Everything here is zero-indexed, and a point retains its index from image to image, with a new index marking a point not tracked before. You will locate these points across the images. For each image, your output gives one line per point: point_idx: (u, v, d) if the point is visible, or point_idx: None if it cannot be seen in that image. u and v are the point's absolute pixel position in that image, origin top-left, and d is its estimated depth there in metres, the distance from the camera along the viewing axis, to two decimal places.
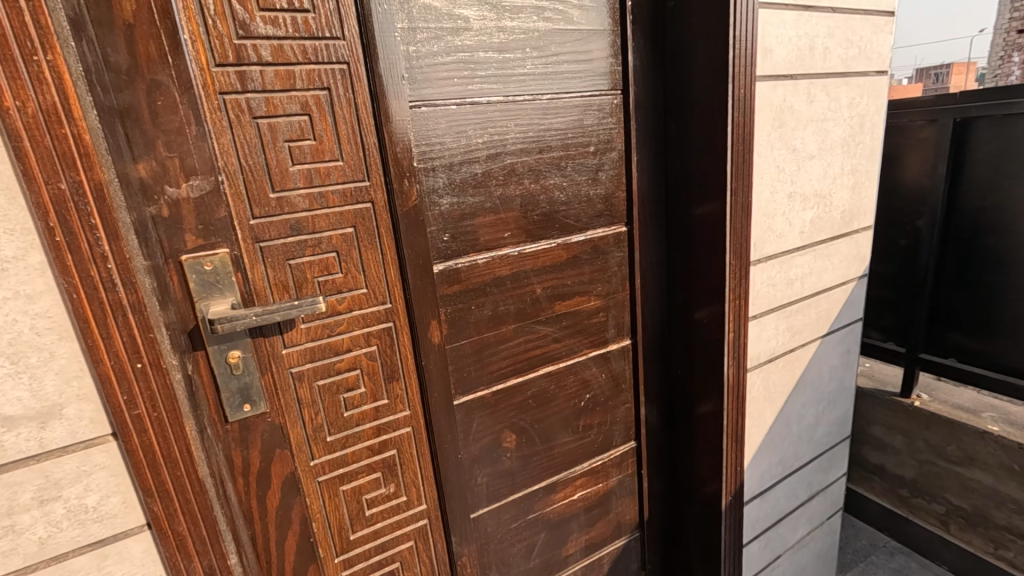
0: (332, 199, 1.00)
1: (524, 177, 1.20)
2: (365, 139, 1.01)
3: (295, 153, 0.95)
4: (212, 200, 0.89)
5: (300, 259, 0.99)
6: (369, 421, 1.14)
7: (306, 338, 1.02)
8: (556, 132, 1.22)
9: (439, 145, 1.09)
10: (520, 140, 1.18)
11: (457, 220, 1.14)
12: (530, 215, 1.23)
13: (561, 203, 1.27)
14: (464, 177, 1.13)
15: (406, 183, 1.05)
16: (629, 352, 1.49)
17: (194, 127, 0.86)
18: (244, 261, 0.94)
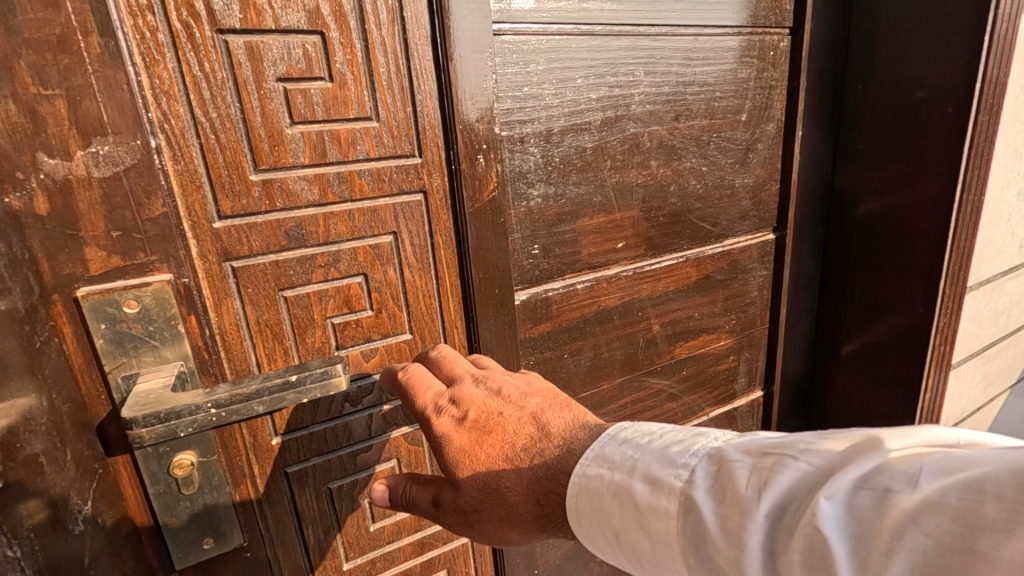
0: (359, 187, 0.58)
1: (651, 157, 0.78)
2: (417, 81, 0.59)
3: (296, 104, 0.53)
4: (138, 183, 0.47)
5: (303, 288, 0.58)
6: (408, 534, 0.73)
7: (311, 417, 0.62)
8: (700, 88, 0.79)
9: (533, 100, 0.66)
10: (650, 97, 0.75)
11: (552, 222, 0.72)
12: (656, 214, 0.81)
13: (697, 198, 0.84)
14: (568, 155, 0.71)
15: (481, 161, 0.63)
16: (760, 407, 1.07)
17: (97, 36, 0.43)
18: (202, 294, 0.53)
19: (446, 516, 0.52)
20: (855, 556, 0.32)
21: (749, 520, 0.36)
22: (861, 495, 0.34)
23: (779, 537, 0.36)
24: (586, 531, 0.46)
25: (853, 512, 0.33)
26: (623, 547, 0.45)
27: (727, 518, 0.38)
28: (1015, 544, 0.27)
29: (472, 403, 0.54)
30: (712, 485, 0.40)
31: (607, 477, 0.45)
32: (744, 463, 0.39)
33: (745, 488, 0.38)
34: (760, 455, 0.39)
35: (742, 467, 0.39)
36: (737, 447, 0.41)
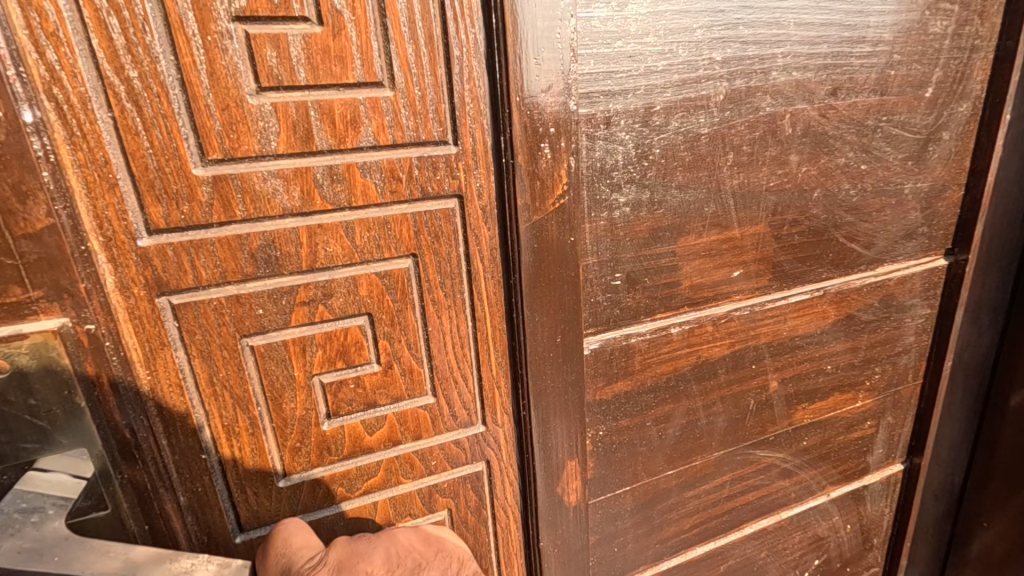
0: (363, 189, 0.39)
1: (792, 149, 0.54)
2: (459, 26, 0.38)
3: (264, 56, 0.34)
4: (5, 179, 0.31)
5: (278, 335, 0.40)
6: None
7: (291, 512, 0.44)
8: (872, 48, 0.54)
9: (628, 61, 0.44)
10: (800, 59, 0.51)
11: (643, 242, 0.50)
12: (789, 231, 0.57)
13: (850, 207, 0.59)
14: (673, 145, 0.48)
15: (547, 152, 0.42)
16: (898, 485, 0.81)
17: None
18: (121, 343, 0.35)
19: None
20: None
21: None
22: None
23: None
24: None
25: None
26: None
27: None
28: None
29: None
30: None
31: None
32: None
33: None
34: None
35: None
36: None
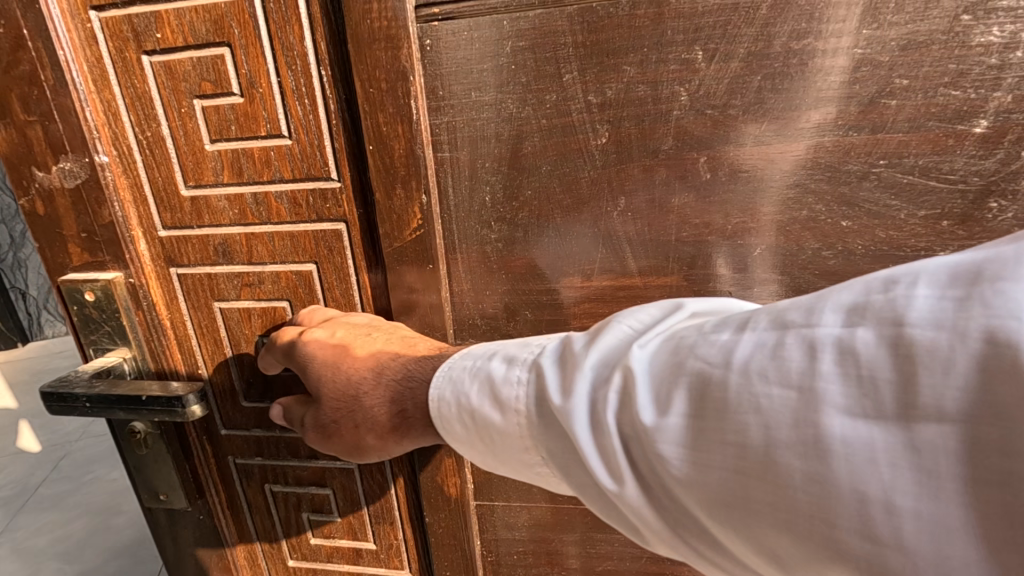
0: (277, 210, 0.54)
1: (712, 197, 0.47)
2: (330, 90, 0.48)
3: (211, 120, 0.52)
4: (93, 195, 0.54)
5: (233, 303, 0.59)
6: (348, 563, 0.70)
7: (253, 424, 0.64)
8: (846, 76, 0.41)
9: (488, 109, 0.47)
10: (713, 97, 0.44)
11: (519, 275, 0.52)
12: (713, 287, 0.50)
13: (823, 270, 0.47)
14: (546, 187, 0.49)
15: (400, 191, 0.49)
16: None
17: (48, 70, 0.50)
18: (149, 293, 0.58)
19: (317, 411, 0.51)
20: (666, 396, 0.33)
21: (581, 372, 0.36)
22: (667, 345, 0.35)
23: (605, 386, 0.35)
24: (447, 420, 0.43)
25: (662, 357, 0.34)
26: (478, 429, 0.41)
27: (565, 378, 0.37)
28: (828, 362, 0.27)
29: (340, 327, 0.51)
30: (557, 356, 0.40)
31: (476, 365, 0.42)
32: (583, 337, 0.39)
33: (579, 351, 0.38)
34: (597, 329, 0.39)
35: (578, 340, 0.39)
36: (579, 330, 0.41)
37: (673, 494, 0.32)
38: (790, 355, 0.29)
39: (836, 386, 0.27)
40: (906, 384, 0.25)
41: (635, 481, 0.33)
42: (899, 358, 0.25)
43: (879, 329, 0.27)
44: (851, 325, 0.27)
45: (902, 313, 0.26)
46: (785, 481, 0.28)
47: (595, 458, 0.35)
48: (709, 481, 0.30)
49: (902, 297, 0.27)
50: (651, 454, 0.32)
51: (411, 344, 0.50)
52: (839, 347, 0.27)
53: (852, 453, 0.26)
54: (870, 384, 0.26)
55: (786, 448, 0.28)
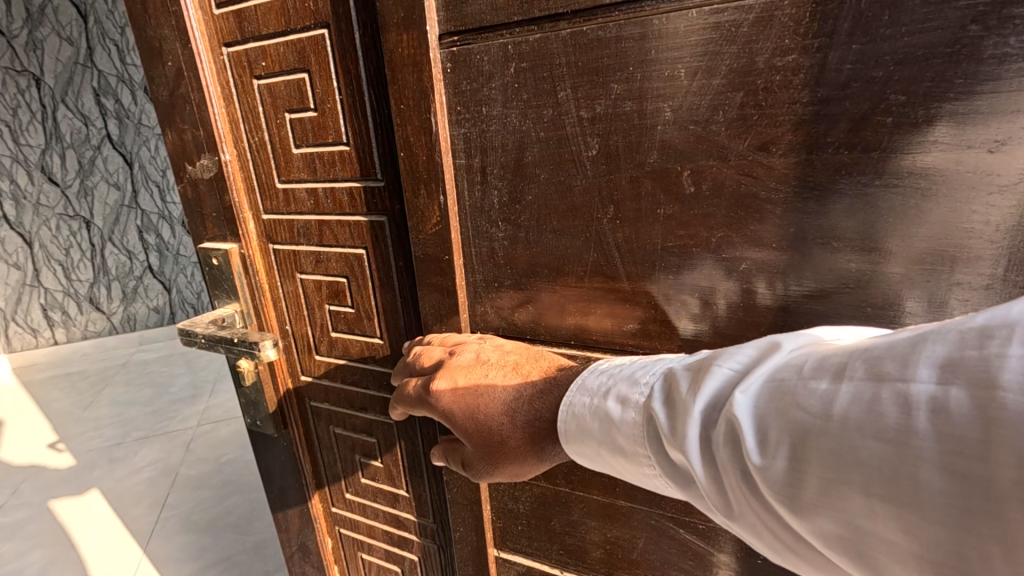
0: (340, 202, 0.66)
1: (697, 209, 0.48)
2: (375, 106, 0.58)
3: (297, 130, 0.65)
4: (220, 184, 0.71)
5: (310, 275, 0.73)
6: (389, 505, 0.82)
7: (323, 374, 0.79)
8: (832, 94, 0.40)
9: (495, 123, 0.53)
10: (694, 115, 0.45)
11: (521, 271, 0.58)
12: (696, 299, 0.50)
13: (811, 292, 0.46)
14: (544, 194, 0.54)
15: (424, 192, 0.57)
16: None
17: (193, 91, 0.67)
18: (253, 261, 0.75)
19: (473, 454, 0.53)
20: (768, 443, 0.32)
21: (685, 416, 0.36)
22: (766, 388, 0.33)
23: (711, 432, 0.35)
24: (577, 449, 0.46)
25: (762, 401, 0.33)
26: (608, 459, 0.44)
27: (673, 419, 0.38)
28: (924, 422, 0.25)
29: (456, 372, 0.53)
30: (662, 396, 0.40)
31: (588, 403, 0.44)
32: (685, 375, 0.39)
33: (682, 394, 0.38)
34: (697, 366, 0.39)
35: (681, 378, 0.39)
36: (682, 364, 0.41)
37: (794, 536, 0.31)
38: (886, 410, 0.27)
39: (930, 443, 0.25)
40: (996, 447, 0.23)
41: (754, 520, 0.33)
42: (993, 423, 0.23)
43: (974, 387, 0.24)
44: (950, 385, 0.25)
45: (996, 373, 0.23)
46: (890, 536, 0.26)
47: (713, 495, 0.35)
48: (824, 530, 0.29)
49: (1000, 353, 0.24)
50: (765, 497, 0.32)
51: (524, 376, 0.52)
52: (933, 405, 0.25)
53: (953, 516, 0.24)
54: (964, 447, 0.24)
55: (893, 507, 0.26)
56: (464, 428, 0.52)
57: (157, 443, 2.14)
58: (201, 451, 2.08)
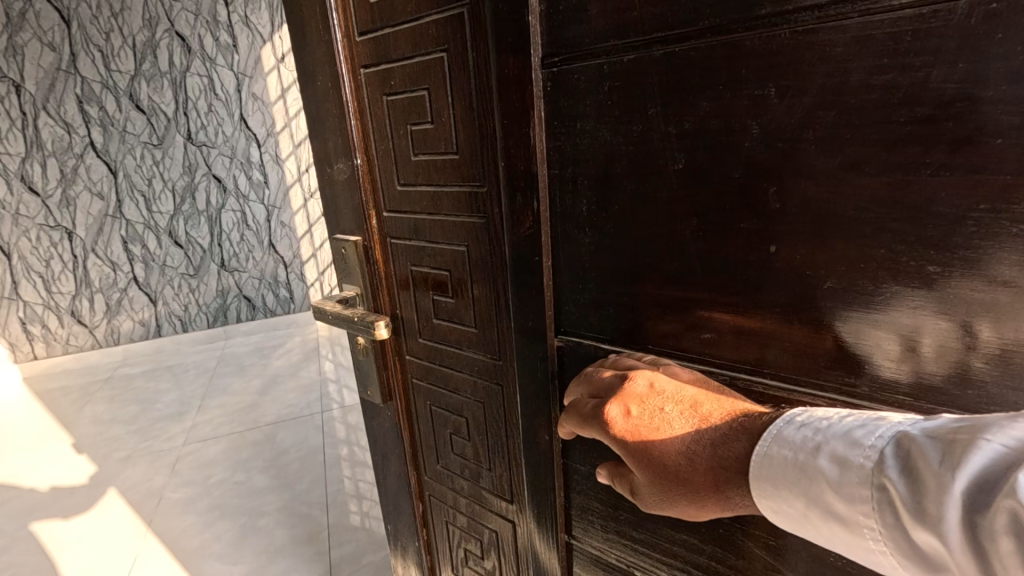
0: (449, 205, 0.75)
1: (778, 223, 0.48)
2: (481, 121, 0.66)
3: (416, 140, 0.76)
4: (353, 185, 0.84)
5: (419, 266, 0.84)
6: (473, 477, 0.91)
7: (424, 354, 0.90)
8: (929, 113, 0.39)
9: (587, 137, 0.58)
10: (780, 132, 0.46)
11: (604, 274, 0.62)
12: (775, 314, 0.50)
13: (905, 317, 0.44)
14: (629, 203, 0.57)
15: (521, 198, 0.64)
16: None
17: (334, 109, 0.81)
18: (374, 252, 0.87)
19: (644, 487, 0.51)
20: None
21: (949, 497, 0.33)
22: None
23: (988, 520, 0.31)
24: (771, 504, 0.43)
25: None
26: (815, 520, 0.41)
27: (925, 496, 0.34)
28: None
29: (630, 401, 0.51)
30: (900, 466, 0.36)
31: (796, 461, 0.41)
32: (934, 445, 0.35)
33: (934, 469, 0.34)
34: (950, 436, 0.34)
35: (929, 449, 0.35)
36: (921, 429, 0.36)
37: None
38: None
39: None
40: None
41: None
42: None
43: None
44: None
45: None
46: None
47: None
48: None
49: None
50: None
51: (703, 417, 0.48)
52: None
53: None
54: None
55: None
56: (638, 460, 0.50)
57: (144, 458, 2.70)
58: (193, 475, 2.54)
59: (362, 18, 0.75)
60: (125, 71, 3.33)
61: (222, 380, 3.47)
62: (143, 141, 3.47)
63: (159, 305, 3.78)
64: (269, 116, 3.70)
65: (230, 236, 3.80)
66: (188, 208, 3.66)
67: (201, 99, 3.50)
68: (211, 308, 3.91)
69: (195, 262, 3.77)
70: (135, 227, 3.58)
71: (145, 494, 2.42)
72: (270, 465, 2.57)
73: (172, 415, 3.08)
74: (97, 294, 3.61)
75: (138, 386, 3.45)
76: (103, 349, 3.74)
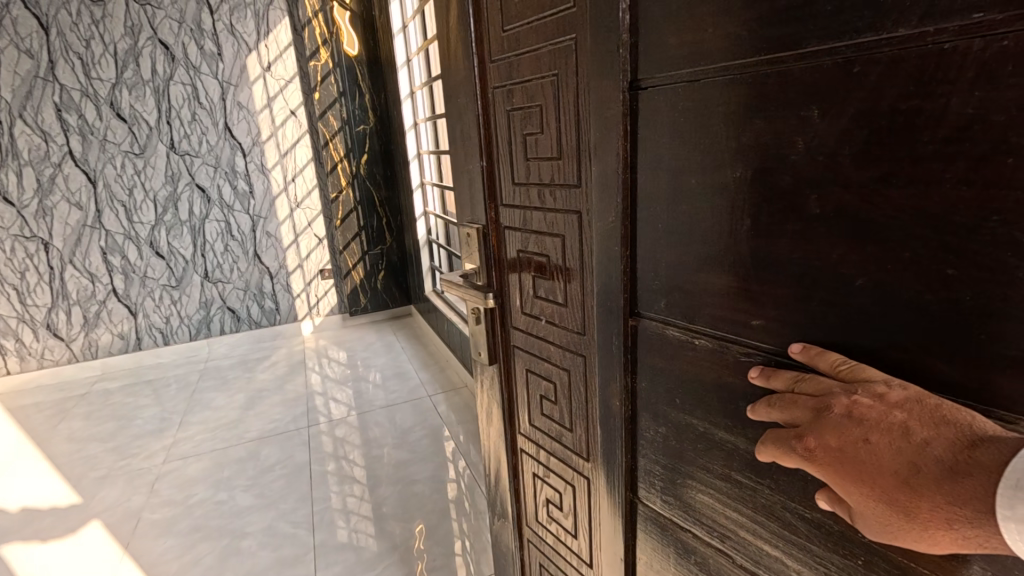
0: (551, 199, 0.87)
1: (819, 224, 0.54)
2: (578, 131, 0.78)
3: (529, 145, 0.89)
4: (480, 182, 1.02)
5: (527, 251, 0.97)
6: (558, 438, 1.02)
7: (525, 327, 1.03)
8: (946, 135, 0.43)
9: (662, 149, 0.67)
10: (821, 147, 0.52)
11: (670, 267, 0.70)
12: (823, 310, 0.55)
13: (937, 322, 0.46)
14: (694, 205, 0.65)
15: (610, 196, 0.74)
16: None
17: (467, 120, 1.01)
18: (491, 238, 1.04)
19: (862, 516, 0.47)
20: None
21: None
22: None
23: None
24: None
25: None
26: None
27: None
28: None
29: (828, 431, 0.47)
30: None
31: None
32: None
33: None
34: None
35: None
36: None
37: None
38: None
39: None
40: None
41: None
42: None
43: None
44: None
45: None
46: None
47: None
48: None
49: None
50: None
51: (921, 449, 0.42)
52: None
53: None
54: None
55: None
56: (847, 489, 0.47)
57: (119, 478, 2.82)
58: (172, 495, 2.64)
59: (492, 46, 0.92)
60: (105, 79, 3.70)
61: (203, 395, 3.74)
62: (124, 151, 3.85)
63: (139, 318, 4.17)
64: (254, 124, 4.11)
65: (215, 246, 4.21)
66: (170, 218, 4.05)
67: (184, 107, 3.90)
68: (194, 319, 4.29)
69: (175, 273, 4.16)
70: (115, 237, 3.96)
71: (122, 516, 2.50)
72: (252, 485, 2.68)
73: (153, 434, 3.26)
74: (74, 306, 4.00)
75: (122, 403, 3.69)
76: (77, 363, 4.11)
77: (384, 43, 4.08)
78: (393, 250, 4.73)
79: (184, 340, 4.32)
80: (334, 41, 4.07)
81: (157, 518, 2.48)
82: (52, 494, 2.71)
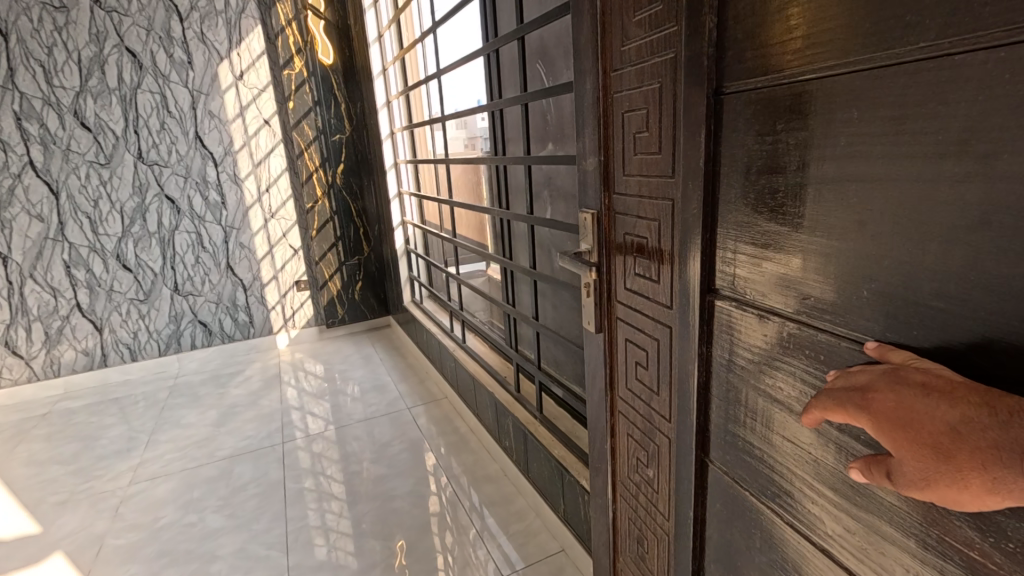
0: (651, 188, 0.94)
1: (854, 213, 0.61)
2: (676, 130, 0.86)
3: (636, 143, 0.97)
4: (594, 177, 1.13)
5: (630, 234, 1.04)
6: (645, 407, 1.08)
7: (625, 306, 1.11)
8: (954, 134, 0.50)
9: (738, 144, 0.75)
10: (857, 144, 0.60)
11: (739, 250, 0.78)
12: (863, 289, 0.62)
13: (959, 300, 0.53)
14: (760, 195, 0.73)
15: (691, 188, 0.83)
16: None
17: (589, 118, 1.11)
18: (602, 224, 1.13)
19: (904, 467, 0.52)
20: None
21: None
22: None
23: None
24: None
25: None
26: None
27: None
28: None
29: (892, 389, 0.53)
30: None
31: None
32: None
33: None
34: None
35: None
36: None
37: None
38: None
39: None
40: None
41: None
42: None
43: None
44: None
45: None
46: None
47: None
48: None
49: None
50: None
51: (977, 406, 0.47)
52: None
53: None
54: None
55: None
56: (897, 441, 0.52)
57: (84, 501, 2.77)
58: (134, 519, 2.60)
59: (612, 56, 1.01)
60: (69, 87, 3.66)
61: (173, 412, 3.68)
62: (88, 160, 3.79)
63: (106, 334, 4.10)
64: (225, 133, 4.09)
65: (184, 259, 4.16)
66: (138, 230, 4.00)
67: (153, 117, 3.87)
68: (163, 334, 4.24)
69: (144, 286, 4.11)
70: (78, 251, 3.89)
71: (90, 540, 2.47)
72: (224, 505, 2.66)
73: (120, 454, 3.21)
74: (35, 322, 3.92)
75: (85, 423, 3.61)
76: (38, 381, 4.01)
77: (359, 53, 4.10)
78: (370, 259, 4.72)
79: (153, 355, 4.26)
80: (309, 50, 4.07)
81: (126, 542, 2.45)
82: (10, 523, 2.62)
